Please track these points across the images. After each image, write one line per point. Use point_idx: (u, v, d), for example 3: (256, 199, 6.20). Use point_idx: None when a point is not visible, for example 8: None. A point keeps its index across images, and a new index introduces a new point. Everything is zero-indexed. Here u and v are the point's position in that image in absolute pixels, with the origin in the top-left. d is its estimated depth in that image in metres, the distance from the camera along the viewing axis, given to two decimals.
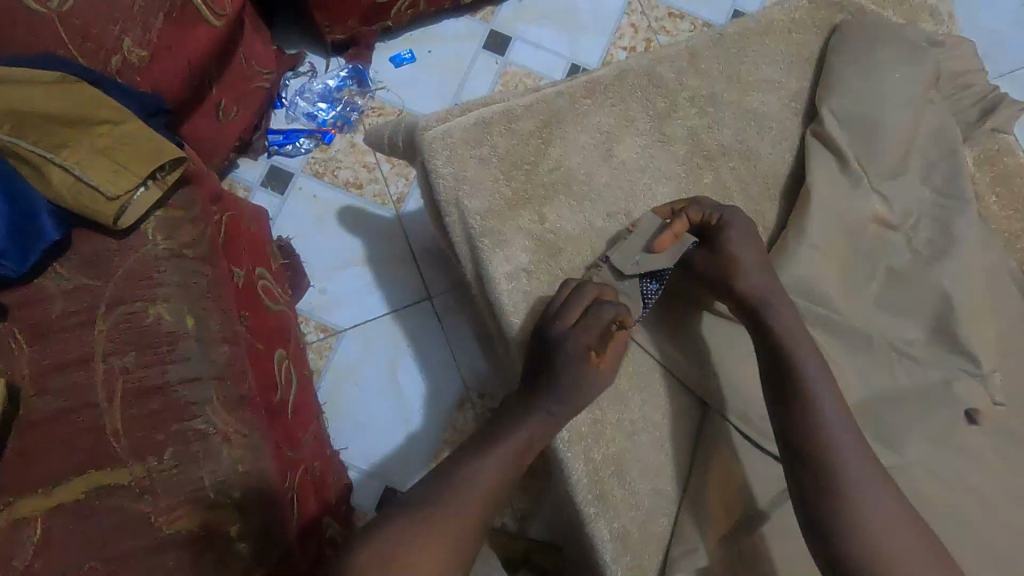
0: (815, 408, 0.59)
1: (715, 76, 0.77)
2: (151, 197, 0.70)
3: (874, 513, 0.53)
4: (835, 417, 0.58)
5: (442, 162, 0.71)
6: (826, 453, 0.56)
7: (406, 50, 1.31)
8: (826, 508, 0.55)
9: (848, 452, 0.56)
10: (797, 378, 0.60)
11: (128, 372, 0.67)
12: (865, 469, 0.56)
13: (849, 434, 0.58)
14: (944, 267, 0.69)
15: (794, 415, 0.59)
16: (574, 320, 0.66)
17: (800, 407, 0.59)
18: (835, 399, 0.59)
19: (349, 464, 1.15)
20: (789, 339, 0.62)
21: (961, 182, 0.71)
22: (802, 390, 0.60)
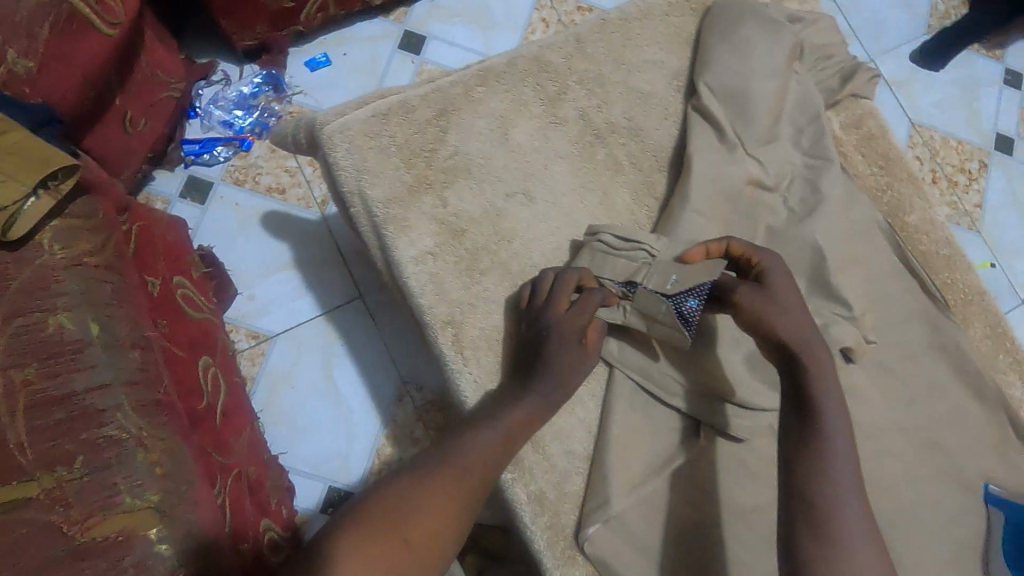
0: (829, 459, 0.58)
1: (601, 59, 0.82)
2: (44, 206, 0.69)
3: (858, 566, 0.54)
4: (846, 470, 0.58)
5: (343, 154, 0.73)
6: (826, 501, 0.57)
7: (321, 54, 1.32)
8: (809, 553, 0.55)
9: (849, 505, 0.57)
10: (817, 429, 0.60)
11: (30, 384, 0.65)
12: (862, 524, 0.56)
13: (855, 488, 0.58)
14: (813, 223, 0.76)
15: (806, 463, 0.59)
16: (564, 305, 0.70)
17: (812, 456, 0.59)
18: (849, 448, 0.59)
19: (290, 468, 1.14)
20: (819, 388, 0.62)
21: (826, 144, 0.79)
22: (818, 440, 0.59)
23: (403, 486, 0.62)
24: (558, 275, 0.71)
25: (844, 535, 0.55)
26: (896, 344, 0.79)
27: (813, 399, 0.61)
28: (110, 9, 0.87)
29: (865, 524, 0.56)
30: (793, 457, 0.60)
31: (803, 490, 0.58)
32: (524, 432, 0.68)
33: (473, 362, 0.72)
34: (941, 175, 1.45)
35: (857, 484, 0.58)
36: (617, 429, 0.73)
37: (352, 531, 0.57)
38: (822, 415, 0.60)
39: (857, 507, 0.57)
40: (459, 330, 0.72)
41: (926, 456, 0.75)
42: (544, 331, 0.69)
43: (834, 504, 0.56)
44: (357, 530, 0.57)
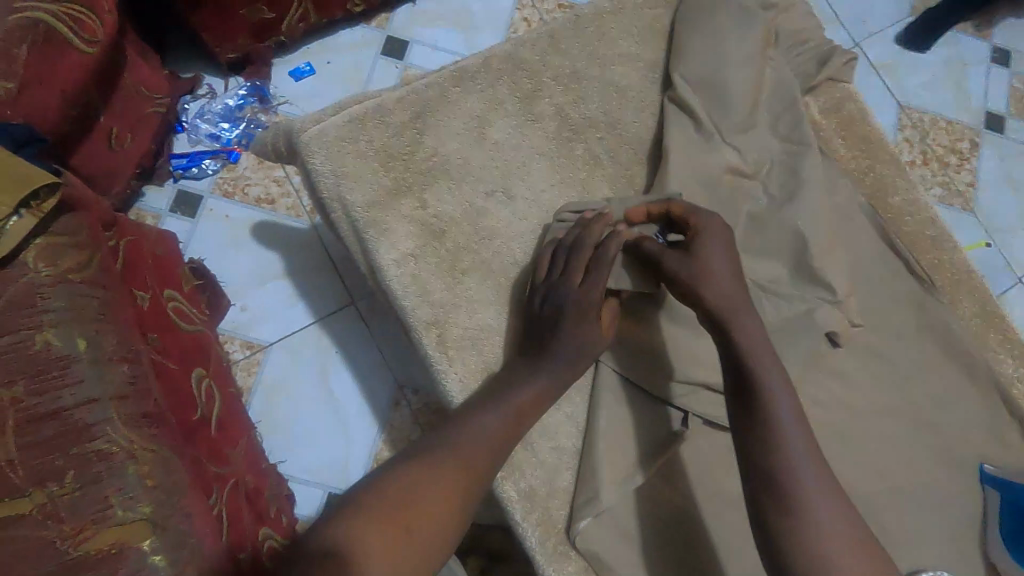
0: (776, 428, 0.59)
1: (576, 55, 0.82)
2: (26, 225, 0.71)
3: (828, 530, 0.53)
4: (795, 436, 0.59)
5: (321, 160, 0.73)
6: (781, 469, 0.57)
7: (305, 63, 1.32)
8: (778, 526, 0.55)
9: (805, 469, 0.57)
10: (759, 399, 0.61)
11: (18, 402, 0.66)
12: (820, 486, 0.56)
13: (806, 450, 0.58)
14: (794, 209, 0.76)
15: (757, 437, 0.59)
16: (577, 282, 0.71)
17: (760, 427, 0.59)
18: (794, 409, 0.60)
19: (289, 477, 1.15)
20: (754, 358, 0.63)
21: (802, 129, 0.80)
22: (762, 411, 0.60)
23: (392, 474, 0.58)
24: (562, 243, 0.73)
25: (803, 501, 0.55)
26: (883, 327, 0.79)
27: (748, 366, 0.63)
28: (89, 28, 0.87)
29: (825, 485, 0.56)
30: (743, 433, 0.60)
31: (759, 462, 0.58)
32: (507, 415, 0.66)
33: (458, 362, 0.72)
34: (931, 156, 1.44)
35: (806, 440, 0.59)
36: (603, 422, 0.74)
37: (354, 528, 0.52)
38: (760, 385, 0.61)
39: (814, 468, 0.57)
40: (443, 331, 0.72)
41: (920, 438, 0.75)
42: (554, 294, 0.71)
43: (790, 473, 0.57)
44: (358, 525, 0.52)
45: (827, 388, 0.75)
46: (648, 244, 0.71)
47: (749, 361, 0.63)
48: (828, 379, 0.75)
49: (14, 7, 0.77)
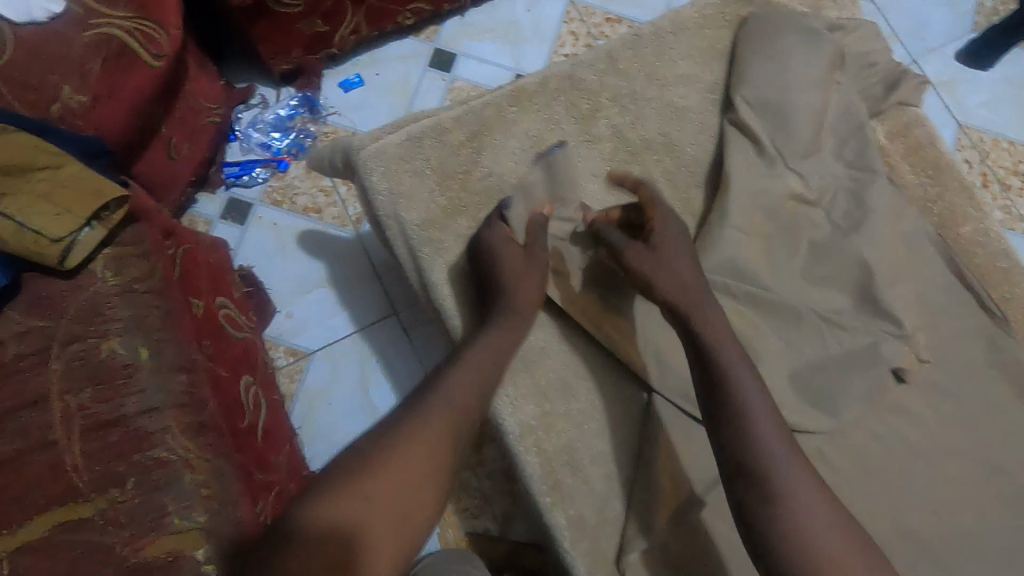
0: (753, 428, 0.59)
1: (634, 75, 0.81)
2: (96, 237, 0.71)
3: (812, 531, 0.54)
4: (770, 435, 0.58)
5: (379, 177, 0.74)
6: (758, 462, 0.57)
7: (355, 75, 1.34)
8: (764, 532, 0.55)
9: (785, 469, 0.56)
10: (731, 398, 0.60)
11: (85, 409, 0.68)
12: (802, 485, 0.56)
13: (783, 448, 0.58)
14: (858, 240, 0.74)
15: (734, 437, 0.59)
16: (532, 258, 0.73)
17: (734, 427, 0.59)
18: (762, 399, 0.60)
19: None
20: (722, 356, 0.63)
21: (870, 156, 0.78)
22: (736, 410, 0.60)
23: (348, 469, 0.58)
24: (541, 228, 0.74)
25: (789, 502, 0.55)
26: (950, 362, 0.76)
27: (715, 358, 0.63)
28: (156, 42, 0.89)
29: (806, 483, 0.56)
30: (721, 435, 0.60)
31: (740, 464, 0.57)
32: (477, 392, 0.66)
33: (509, 385, 0.72)
34: (993, 179, 1.38)
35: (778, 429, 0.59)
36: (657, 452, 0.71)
37: (315, 543, 0.53)
38: (731, 384, 0.61)
39: (794, 466, 0.57)
40: None
41: (988, 480, 0.72)
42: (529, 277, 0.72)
43: (772, 474, 0.56)
44: (318, 539, 0.53)
45: (888, 424, 0.72)
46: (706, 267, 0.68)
47: (719, 360, 0.62)
48: (889, 414, 0.72)
49: (88, 23, 0.82)
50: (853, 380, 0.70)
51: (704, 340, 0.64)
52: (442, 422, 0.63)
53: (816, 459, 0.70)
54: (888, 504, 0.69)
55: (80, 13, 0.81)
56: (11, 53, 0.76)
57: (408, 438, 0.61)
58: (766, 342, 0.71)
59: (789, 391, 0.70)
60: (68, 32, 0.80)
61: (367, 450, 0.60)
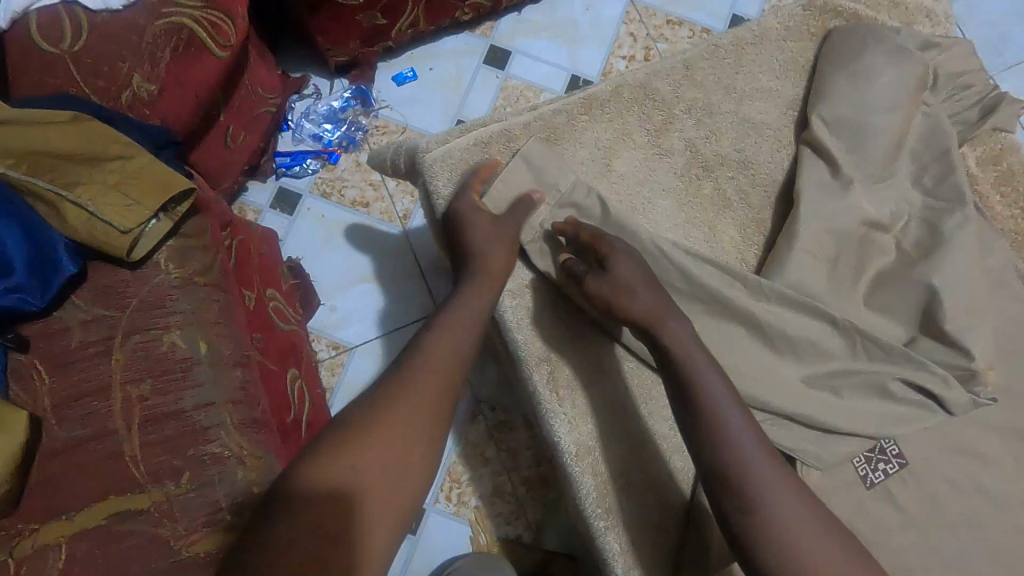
0: (727, 435, 0.57)
1: (711, 87, 0.78)
2: (162, 229, 0.71)
3: (796, 535, 0.53)
4: (743, 439, 0.57)
5: (444, 182, 0.73)
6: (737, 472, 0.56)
7: (409, 69, 1.33)
8: (748, 540, 0.54)
9: (761, 474, 0.55)
10: (699, 403, 0.59)
11: (145, 400, 0.69)
12: (780, 487, 0.55)
13: (757, 451, 0.57)
14: (931, 267, 0.68)
15: (709, 444, 0.58)
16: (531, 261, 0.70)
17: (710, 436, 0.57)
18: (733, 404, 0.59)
19: None
20: (688, 360, 0.61)
21: (953, 185, 0.71)
22: (707, 415, 0.58)
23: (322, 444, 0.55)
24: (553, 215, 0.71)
25: (768, 507, 0.54)
26: None
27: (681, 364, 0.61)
28: (223, 31, 0.87)
29: (783, 485, 0.55)
30: (696, 444, 0.59)
31: (718, 472, 0.57)
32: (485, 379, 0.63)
33: (567, 402, 0.69)
34: None
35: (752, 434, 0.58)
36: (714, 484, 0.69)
37: (297, 521, 0.50)
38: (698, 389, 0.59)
39: (770, 468, 0.56)
40: (554, 368, 0.70)
41: None
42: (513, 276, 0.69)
43: (749, 480, 0.55)
44: (299, 515, 0.50)
45: (967, 469, 0.68)
46: None
47: (684, 364, 0.61)
48: (965, 457, 0.69)
49: (160, 12, 0.81)
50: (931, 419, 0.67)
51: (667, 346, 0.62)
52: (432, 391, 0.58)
53: (885, 501, 0.67)
54: (959, 553, 0.66)
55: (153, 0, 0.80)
56: (85, 39, 0.78)
57: (388, 402, 0.57)
58: (796, 354, 0.68)
59: (868, 428, 0.66)
60: (139, 20, 0.80)
61: (342, 421, 0.56)
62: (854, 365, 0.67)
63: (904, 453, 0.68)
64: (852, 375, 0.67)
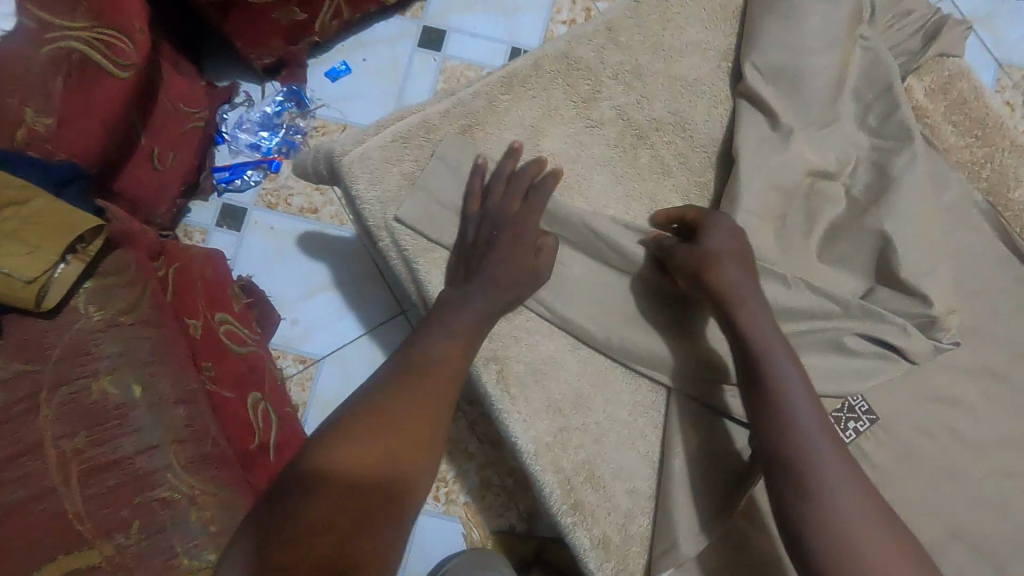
0: (794, 420, 0.54)
1: (639, 47, 0.73)
2: (72, 272, 0.68)
3: (850, 512, 0.50)
4: (812, 428, 0.54)
5: (365, 185, 0.69)
6: (797, 457, 0.53)
7: (341, 62, 1.27)
8: (795, 510, 0.51)
9: (821, 449, 0.53)
10: (768, 378, 0.56)
11: (81, 454, 0.66)
12: (839, 467, 0.52)
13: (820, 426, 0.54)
14: (882, 212, 0.65)
15: (771, 425, 0.55)
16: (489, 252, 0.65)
17: (775, 420, 0.55)
18: (807, 394, 0.55)
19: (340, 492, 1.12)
20: (760, 336, 0.58)
21: (899, 123, 0.68)
22: (773, 388, 0.56)
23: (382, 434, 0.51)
24: (481, 210, 0.67)
25: (823, 480, 0.51)
26: (1008, 343, 0.68)
27: (755, 353, 0.58)
28: (120, 51, 0.83)
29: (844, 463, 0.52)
30: (761, 427, 0.56)
31: (776, 444, 0.54)
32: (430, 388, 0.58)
33: (521, 401, 0.66)
34: None
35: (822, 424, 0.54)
36: (680, 464, 0.64)
37: (326, 502, 0.45)
38: (769, 362, 0.56)
39: (834, 447, 0.53)
40: (503, 367, 0.67)
41: None
42: (453, 278, 0.65)
43: (810, 454, 0.52)
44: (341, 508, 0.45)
45: (940, 416, 0.66)
46: (724, 260, 0.61)
47: (756, 339, 0.58)
48: (938, 404, 0.66)
49: (45, 39, 0.75)
50: (895, 372, 0.64)
51: (739, 323, 0.59)
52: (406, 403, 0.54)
53: (859, 460, 0.64)
54: (941, 505, 0.64)
55: (34, 26, 0.74)
56: None
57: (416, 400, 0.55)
58: None
59: (832, 388, 0.63)
60: (22, 50, 0.73)
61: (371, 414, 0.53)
62: (815, 323, 0.63)
63: (874, 409, 0.65)
64: (814, 336, 0.64)
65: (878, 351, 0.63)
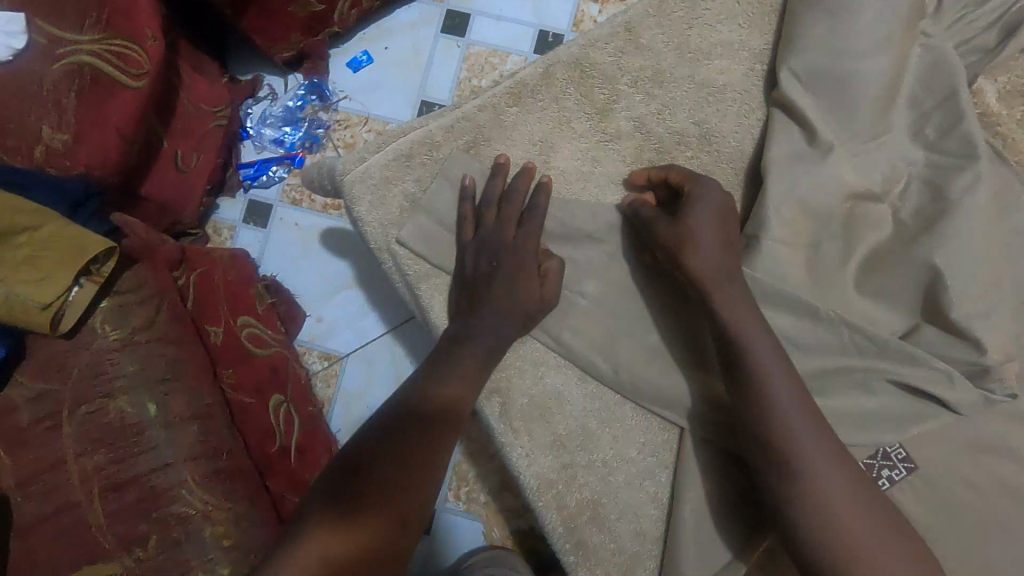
0: (775, 402, 0.53)
1: (661, 50, 0.70)
2: (88, 294, 0.69)
3: (842, 513, 0.50)
4: (794, 412, 0.52)
5: (366, 207, 0.66)
6: (781, 443, 0.52)
7: (362, 52, 1.23)
8: (793, 523, 0.51)
9: (844, 513, 0.50)
10: (754, 380, 0.54)
11: (101, 470, 0.68)
12: (824, 452, 0.51)
13: (841, 480, 0.51)
14: (933, 242, 0.58)
15: (752, 409, 0.54)
16: (490, 280, 0.62)
17: (757, 408, 0.53)
18: (786, 375, 0.53)
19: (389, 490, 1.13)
20: (770, 388, 0.53)
21: (961, 137, 0.60)
22: (759, 389, 0.53)
23: (389, 470, 0.52)
24: (483, 230, 0.63)
25: (827, 509, 0.50)
26: None
27: (738, 342, 0.55)
28: (134, 60, 0.81)
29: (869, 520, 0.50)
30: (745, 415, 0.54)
31: (769, 456, 0.52)
32: (426, 429, 0.55)
33: (524, 434, 0.64)
34: None
35: (802, 405, 0.53)
36: (689, 512, 0.60)
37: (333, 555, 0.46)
38: (775, 406, 0.52)
39: (848, 485, 0.51)
40: (506, 399, 0.64)
41: None
42: (456, 307, 0.63)
43: (831, 520, 0.49)
44: (365, 526, 0.48)
45: (991, 469, 0.59)
46: (742, 296, 0.56)
47: (752, 359, 0.54)
48: (989, 455, 0.59)
49: (56, 54, 0.76)
50: (935, 422, 0.57)
51: (747, 373, 0.54)
52: (397, 450, 0.53)
53: None
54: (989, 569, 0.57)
55: (45, 42, 0.75)
56: None
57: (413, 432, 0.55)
58: None
59: (860, 438, 0.57)
60: (35, 67, 0.75)
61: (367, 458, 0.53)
62: (845, 363, 0.58)
63: (911, 456, 0.58)
64: (842, 376, 0.58)
65: (918, 399, 0.57)
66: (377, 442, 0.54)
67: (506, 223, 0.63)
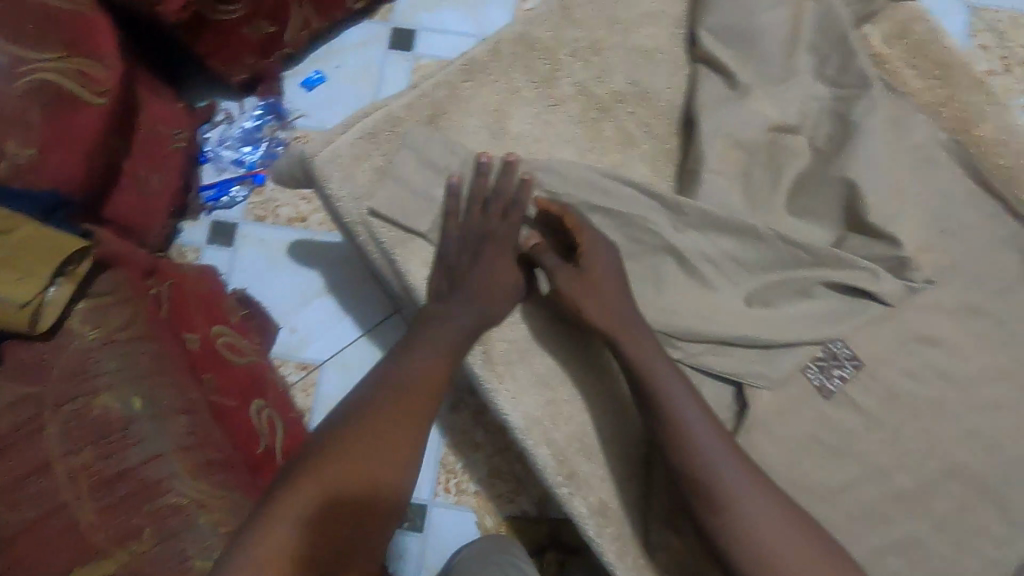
0: (684, 426, 0.60)
1: (594, 23, 0.78)
2: (66, 293, 0.71)
3: (755, 516, 0.56)
4: (702, 432, 0.59)
5: (337, 182, 0.70)
6: (697, 463, 0.58)
7: (315, 72, 1.28)
8: (719, 537, 0.57)
9: (757, 517, 0.56)
10: (663, 405, 0.61)
11: (88, 468, 0.67)
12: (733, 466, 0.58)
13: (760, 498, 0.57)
14: (846, 160, 0.66)
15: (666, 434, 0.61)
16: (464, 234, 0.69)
17: (669, 435, 0.60)
18: (691, 403, 0.61)
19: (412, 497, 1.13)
20: (682, 419, 0.60)
21: (856, 71, 0.70)
22: (668, 413, 0.61)
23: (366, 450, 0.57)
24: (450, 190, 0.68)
25: (743, 518, 0.56)
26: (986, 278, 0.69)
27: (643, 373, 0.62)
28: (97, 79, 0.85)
29: (790, 531, 0.55)
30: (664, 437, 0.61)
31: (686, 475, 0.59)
32: (418, 383, 0.62)
33: (507, 378, 0.68)
34: None
35: (710, 427, 0.60)
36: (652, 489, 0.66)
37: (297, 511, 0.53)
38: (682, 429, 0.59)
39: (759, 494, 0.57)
40: (488, 346, 0.69)
41: None
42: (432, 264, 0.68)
43: (748, 528, 0.55)
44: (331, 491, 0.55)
45: (927, 357, 0.66)
46: None
47: (652, 382, 0.62)
48: (923, 344, 0.66)
49: (18, 72, 0.77)
50: (869, 315, 0.65)
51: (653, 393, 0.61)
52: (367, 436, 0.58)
53: (842, 401, 0.65)
54: (930, 440, 0.64)
55: (5, 62, 0.76)
56: None
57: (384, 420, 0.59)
58: (727, 277, 0.66)
59: (806, 336, 0.64)
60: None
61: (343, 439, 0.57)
62: (784, 274, 0.66)
63: (856, 354, 0.65)
64: (782, 286, 0.66)
65: (847, 296, 0.65)
66: (343, 437, 0.57)
67: (471, 182, 0.69)
